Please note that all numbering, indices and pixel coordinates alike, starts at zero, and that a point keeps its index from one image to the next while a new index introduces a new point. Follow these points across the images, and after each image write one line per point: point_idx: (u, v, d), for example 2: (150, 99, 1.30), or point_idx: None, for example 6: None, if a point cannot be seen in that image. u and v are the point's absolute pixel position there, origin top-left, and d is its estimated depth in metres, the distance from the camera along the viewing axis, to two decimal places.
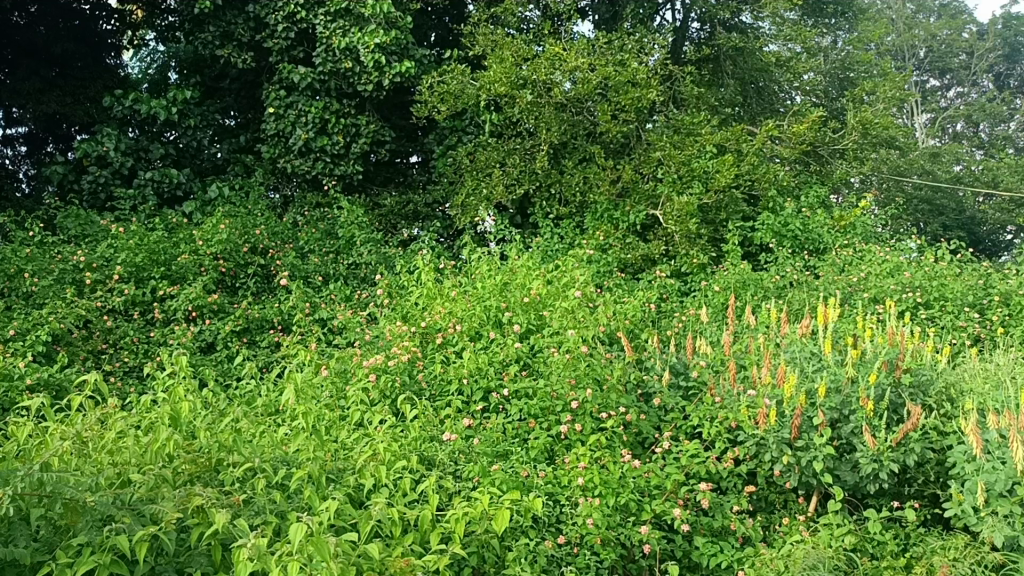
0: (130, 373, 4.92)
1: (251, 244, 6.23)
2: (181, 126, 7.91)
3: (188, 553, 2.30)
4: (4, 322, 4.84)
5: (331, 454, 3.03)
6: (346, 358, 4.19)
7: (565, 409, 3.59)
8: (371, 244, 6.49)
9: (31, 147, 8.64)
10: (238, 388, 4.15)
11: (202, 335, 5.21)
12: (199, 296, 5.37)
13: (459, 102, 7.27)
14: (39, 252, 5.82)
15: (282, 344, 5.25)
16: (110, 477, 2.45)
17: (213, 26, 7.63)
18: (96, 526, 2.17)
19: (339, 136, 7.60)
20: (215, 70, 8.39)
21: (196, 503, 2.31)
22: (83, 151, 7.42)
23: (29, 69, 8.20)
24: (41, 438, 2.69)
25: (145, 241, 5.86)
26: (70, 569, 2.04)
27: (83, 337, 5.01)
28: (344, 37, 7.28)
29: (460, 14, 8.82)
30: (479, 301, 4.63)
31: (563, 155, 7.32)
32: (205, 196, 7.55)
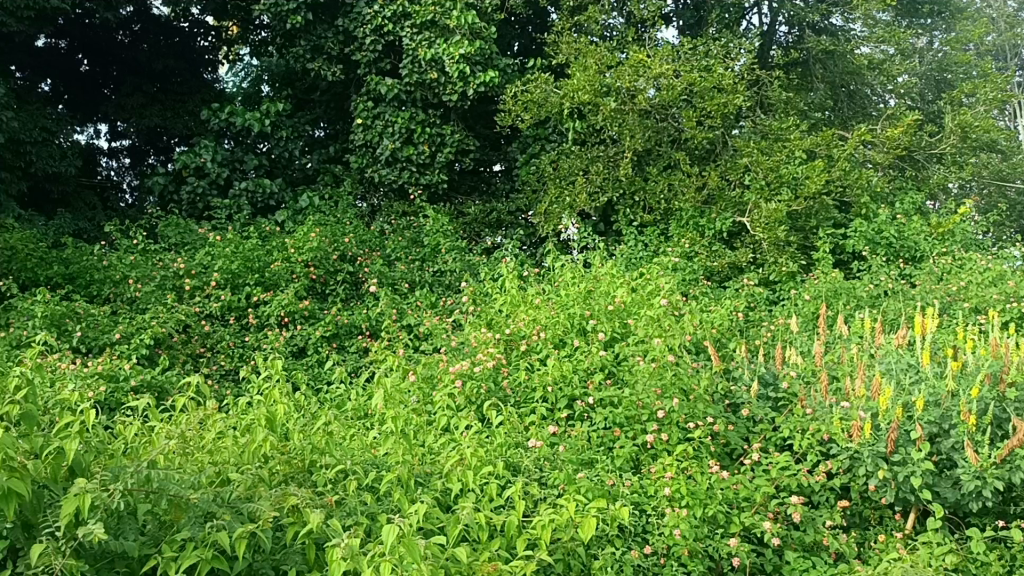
0: (227, 376, 5.08)
1: (341, 252, 6.40)
2: (273, 138, 8.17)
3: (284, 551, 2.37)
4: (110, 326, 5.08)
5: (418, 459, 3.08)
6: (433, 364, 4.26)
7: (651, 418, 3.56)
8: (456, 252, 6.58)
9: (134, 159, 9.14)
10: (328, 394, 4.25)
11: (294, 340, 5.34)
12: (291, 302, 5.51)
13: (542, 110, 7.31)
14: (142, 260, 6.11)
15: (371, 349, 5.35)
16: (211, 476, 2.55)
17: (304, 40, 7.88)
18: (199, 523, 2.27)
19: (424, 146, 7.72)
20: (306, 83, 8.62)
21: (291, 504, 2.38)
22: (182, 163, 7.76)
23: (133, 85, 8.74)
24: (148, 437, 2.81)
25: (241, 249, 6.08)
26: (174, 563, 2.13)
27: (183, 342, 5.21)
28: (430, 48, 7.41)
29: (543, 24, 8.86)
30: (563, 310, 4.65)
31: (648, 162, 7.25)
32: (296, 206, 7.77)
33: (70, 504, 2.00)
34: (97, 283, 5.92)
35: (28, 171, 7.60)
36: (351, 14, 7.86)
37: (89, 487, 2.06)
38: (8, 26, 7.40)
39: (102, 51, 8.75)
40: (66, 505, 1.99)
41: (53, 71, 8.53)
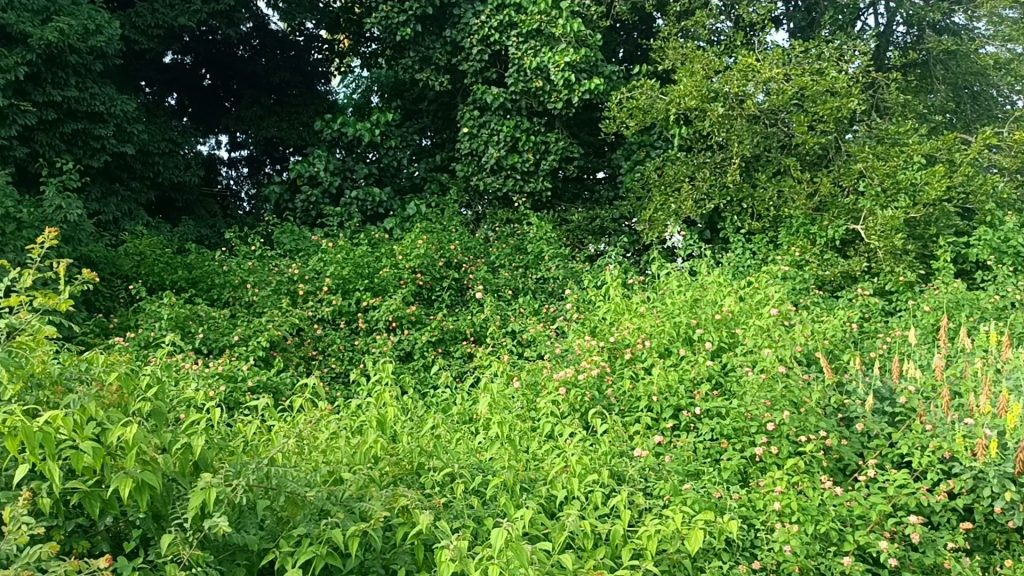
0: (337, 378, 5.23)
1: (446, 259, 6.51)
2: (382, 147, 8.40)
3: (393, 550, 2.43)
4: (230, 328, 5.33)
5: (523, 464, 3.11)
6: (537, 370, 4.31)
7: (760, 430, 3.48)
8: (559, 259, 6.58)
9: (252, 168, 9.56)
10: (434, 397, 4.34)
11: (401, 345, 5.46)
12: (399, 308, 5.63)
13: (647, 117, 7.26)
14: (260, 265, 6.39)
15: (475, 355, 5.42)
16: (325, 476, 2.65)
17: (413, 52, 8.13)
18: (313, 520, 2.35)
19: (529, 153, 7.77)
20: (414, 93, 8.80)
21: (402, 504, 2.44)
22: (297, 172, 8.08)
23: (252, 97, 9.17)
24: (267, 436, 2.94)
25: (352, 256, 6.28)
26: (292, 558, 2.21)
27: (296, 344, 5.41)
28: (535, 57, 7.46)
29: (649, 29, 8.81)
30: (669, 319, 4.59)
31: (756, 168, 7.03)
32: (404, 214, 7.95)
33: (197, 497, 2.10)
34: (218, 287, 6.23)
35: (156, 181, 8.04)
36: (459, 25, 8.02)
37: (214, 482, 2.16)
38: (140, 44, 7.88)
39: (224, 66, 9.21)
40: (193, 498, 2.09)
41: (179, 86, 9.07)
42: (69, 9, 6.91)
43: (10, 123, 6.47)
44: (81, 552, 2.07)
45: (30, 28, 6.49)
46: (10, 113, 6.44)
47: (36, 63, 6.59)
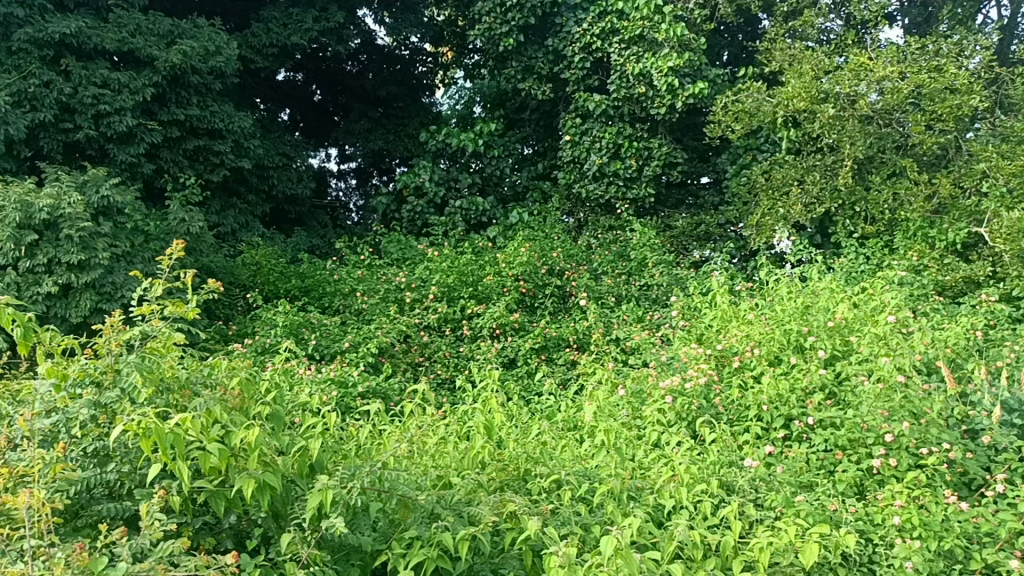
0: (443, 384, 5.32)
1: (549, 266, 6.53)
2: (485, 157, 8.51)
3: (502, 555, 2.46)
4: (341, 335, 5.50)
5: (630, 472, 3.10)
6: (642, 379, 4.28)
7: (878, 442, 3.35)
8: (663, 266, 6.51)
9: (360, 180, 9.85)
10: (539, 404, 4.37)
11: (505, 352, 5.48)
12: (502, 314, 5.68)
13: (754, 120, 7.11)
14: (369, 274, 6.58)
15: (579, 362, 5.41)
16: (434, 480, 2.71)
17: (516, 62, 8.29)
18: (425, 523, 2.41)
19: (632, 160, 7.71)
20: (517, 103, 8.87)
21: (510, 510, 2.47)
22: (403, 183, 8.28)
23: (360, 111, 9.51)
24: (379, 441, 3.04)
25: (456, 264, 6.38)
26: (404, 560, 2.26)
27: (404, 351, 5.53)
28: (638, 63, 7.42)
29: (754, 31, 8.66)
30: (779, 326, 4.48)
31: (869, 170, 6.79)
32: (507, 222, 8.02)
33: (315, 498, 2.17)
34: (329, 295, 6.45)
35: (271, 194, 8.38)
36: (561, 33, 8.08)
37: (331, 484, 2.23)
38: (255, 62, 8.25)
39: (333, 81, 9.61)
40: (311, 499, 2.16)
41: (291, 102, 9.54)
42: (191, 32, 7.29)
43: (138, 141, 6.85)
44: (207, 549, 2.17)
45: (157, 51, 6.88)
46: (138, 132, 6.83)
47: (162, 84, 6.97)
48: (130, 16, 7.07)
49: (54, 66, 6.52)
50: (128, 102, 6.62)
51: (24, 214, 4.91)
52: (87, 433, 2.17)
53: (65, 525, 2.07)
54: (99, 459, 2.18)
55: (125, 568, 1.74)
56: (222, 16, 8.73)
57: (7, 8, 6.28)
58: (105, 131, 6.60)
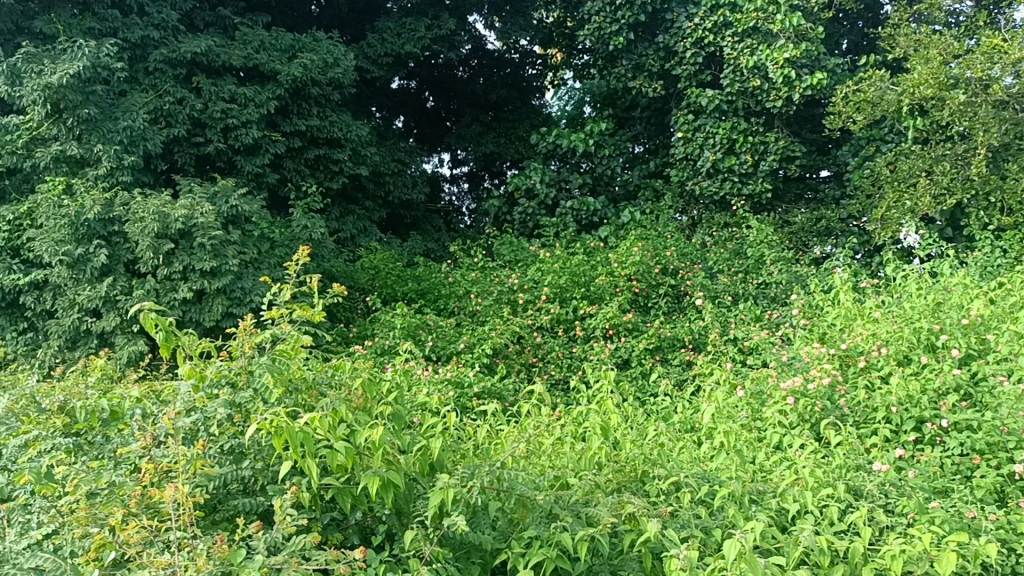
0: (557, 386, 5.34)
1: (663, 266, 6.45)
2: (596, 157, 8.49)
3: (621, 557, 2.44)
4: (456, 337, 5.59)
5: (751, 475, 3.03)
6: (762, 379, 4.18)
7: (1020, 446, 3.17)
8: (782, 263, 6.32)
9: (472, 184, 10.00)
10: (655, 405, 4.33)
11: (619, 352, 5.45)
12: (615, 315, 5.64)
13: (877, 110, 6.80)
14: (483, 277, 6.68)
15: (694, 363, 5.32)
16: (552, 480, 2.73)
17: (626, 60, 8.25)
18: (543, 522, 2.43)
19: (747, 155, 7.50)
20: (627, 101, 8.78)
21: (629, 511, 2.45)
22: (515, 186, 8.37)
23: (472, 116, 9.67)
24: (496, 441, 3.09)
25: (568, 265, 6.40)
26: (523, 559, 2.29)
27: (518, 352, 5.57)
28: (753, 55, 7.24)
29: (875, 17, 8.33)
30: (908, 324, 4.29)
31: (1005, 158, 6.39)
32: (618, 221, 7.97)
33: (436, 496, 2.22)
34: (444, 298, 6.57)
35: (387, 199, 8.61)
36: (672, 29, 7.98)
37: (452, 482, 2.27)
38: (371, 72, 8.51)
39: (446, 88, 9.85)
40: (433, 497, 2.21)
41: (405, 109, 9.87)
42: (311, 46, 7.56)
43: (263, 152, 7.17)
44: (335, 544, 2.25)
45: (279, 66, 7.18)
46: (263, 144, 7.15)
47: (285, 96, 7.27)
48: (254, 33, 7.41)
49: (186, 83, 6.90)
50: (253, 116, 6.94)
51: (162, 224, 5.20)
52: (223, 431, 2.28)
53: (204, 518, 2.18)
54: (234, 457, 2.28)
55: (262, 561, 1.82)
56: (339, 28, 9.04)
57: (144, 31, 6.72)
58: (233, 144, 6.94)
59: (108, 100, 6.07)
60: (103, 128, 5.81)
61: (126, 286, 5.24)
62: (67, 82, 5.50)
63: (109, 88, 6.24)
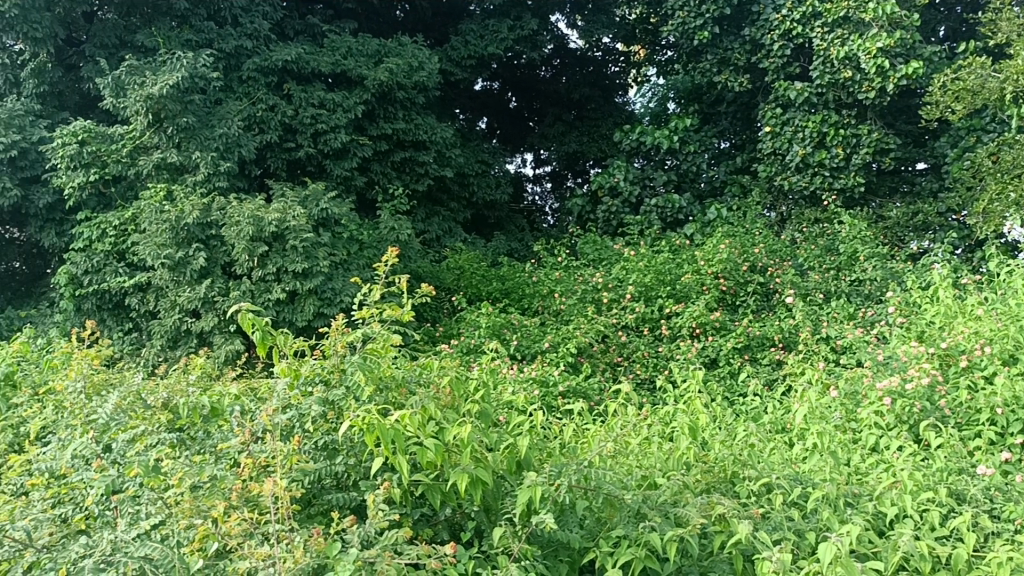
0: (643, 385, 5.29)
1: (751, 263, 6.33)
2: (681, 154, 8.39)
3: (711, 559, 2.41)
4: (540, 336, 5.61)
5: (846, 477, 2.95)
6: (856, 379, 4.07)
7: None
8: (877, 259, 6.00)
9: (555, 183, 10.02)
10: (744, 405, 4.27)
11: (706, 352, 5.37)
12: (702, 313, 5.55)
13: (977, 99, 6.44)
14: (567, 276, 6.69)
15: (785, 362, 5.19)
16: (640, 480, 2.71)
17: (711, 55, 8.15)
18: (631, 522, 2.42)
19: (838, 148, 7.29)
20: (713, 96, 8.64)
21: (718, 512, 2.41)
22: (598, 184, 8.35)
23: (555, 115, 9.70)
24: (584, 440, 3.09)
25: (654, 264, 6.35)
26: (612, 558, 2.28)
27: (602, 351, 5.55)
28: (843, 46, 7.03)
29: (974, 2, 8.01)
30: (1013, 322, 4.11)
31: None
32: (704, 219, 7.86)
33: (524, 493, 2.23)
34: (528, 297, 6.60)
35: (471, 200, 8.71)
36: (758, 21, 7.83)
37: (540, 480, 2.28)
38: (455, 74, 8.60)
39: (528, 88, 9.97)
40: (520, 495, 2.23)
41: (489, 111, 10.01)
42: (397, 50, 7.70)
43: (351, 156, 7.33)
44: (426, 539, 2.27)
45: (366, 71, 7.33)
46: (351, 148, 7.31)
47: (371, 101, 7.42)
48: (342, 40, 7.60)
49: (278, 91, 7.13)
50: (341, 120, 7.10)
51: (256, 228, 5.38)
52: (317, 427, 2.34)
53: (300, 512, 2.24)
54: (328, 452, 2.35)
55: (356, 554, 1.87)
56: (424, 32, 9.19)
57: (238, 41, 6.97)
58: (323, 148, 7.12)
59: (205, 109, 6.32)
60: (200, 136, 6.05)
61: (223, 288, 5.42)
62: (167, 92, 5.75)
63: (205, 97, 6.50)
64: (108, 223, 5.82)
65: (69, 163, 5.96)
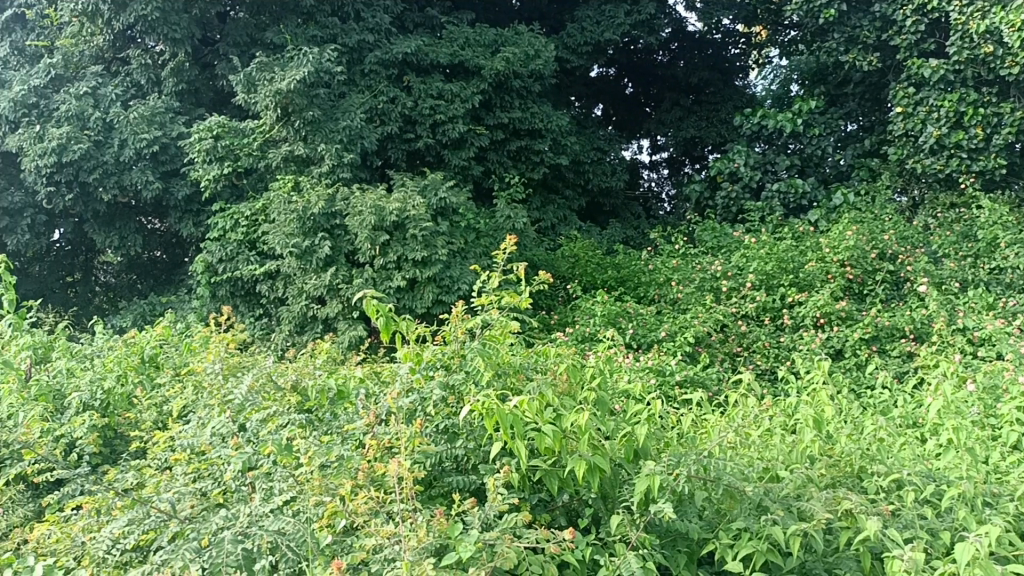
0: (763, 376, 5.17)
1: (880, 250, 6.05)
2: (805, 137, 8.12)
3: (836, 555, 2.33)
4: (657, 324, 5.56)
5: (984, 476, 2.79)
6: (996, 373, 3.85)
7: None
8: (1019, 245, 5.62)
9: (672, 169, 9.89)
10: (872, 398, 4.10)
11: (831, 342, 5.19)
12: (827, 303, 5.34)
13: None
14: (685, 263, 6.59)
15: (917, 355, 4.95)
16: (761, 472, 2.66)
17: (838, 33, 7.85)
18: (753, 514, 2.37)
19: (977, 128, 6.86)
20: (839, 77, 8.29)
21: (845, 507, 2.33)
22: (717, 170, 8.18)
23: (672, 100, 9.57)
24: (703, 430, 3.05)
25: (775, 251, 6.17)
26: (732, 550, 2.24)
27: (721, 341, 5.45)
28: (984, 19, 6.55)
29: None
30: None
31: None
32: (830, 204, 7.56)
33: (642, 482, 2.22)
34: (645, 285, 6.54)
35: (586, 188, 8.70)
36: None
37: (658, 469, 2.27)
38: (572, 62, 8.58)
39: (645, 73, 9.86)
40: (639, 483, 2.22)
41: (604, 98, 9.98)
42: (513, 39, 7.73)
43: (469, 146, 7.41)
44: (544, 524, 2.30)
45: (483, 61, 7.38)
46: (469, 137, 7.39)
47: (488, 91, 7.47)
48: (460, 31, 7.69)
49: (398, 83, 7.29)
50: (459, 111, 7.18)
51: (378, 217, 5.52)
52: (438, 411, 2.40)
53: (422, 493, 2.30)
54: (449, 436, 2.40)
55: (477, 536, 1.91)
56: (540, 20, 9.20)
57: (360, 35, 7.17)
58: (441, 138, 7.23)
59: (329, 102, 6.54)
60: (325, 129, 6.26)
61: (347, 276, 5.60)
62: (294, 87, 5.97)
63: (330, 91, 6.71)
64: (241, 214, 6.12)
65: (205, 157, 6.29)
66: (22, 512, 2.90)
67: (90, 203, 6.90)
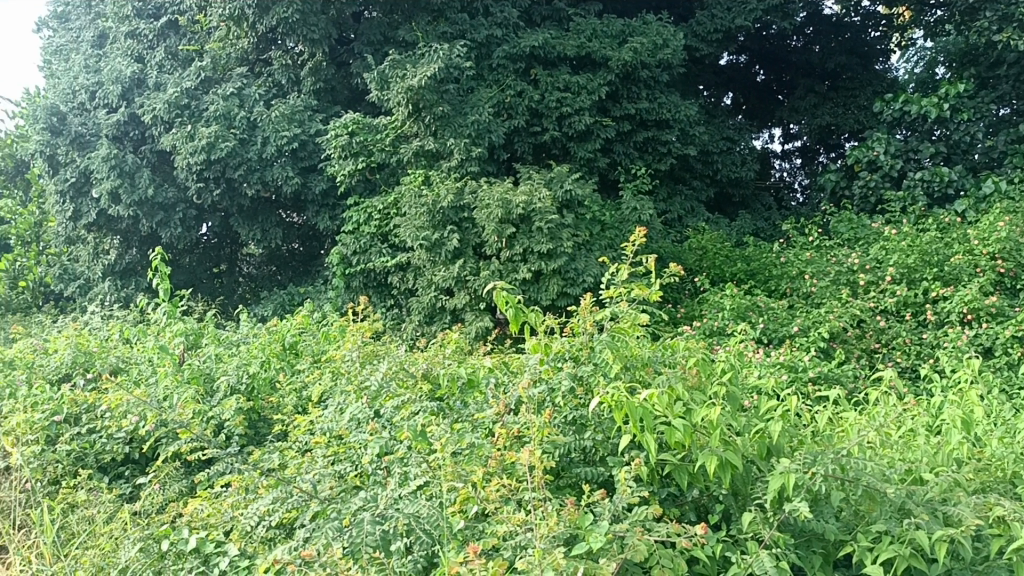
0: (904, 374, 4.93)
1: None
2: (952, 123, 7.67)
3: (985, 563, 2.21)
4: (789, 320, 5.40)
5: None
6: None
7: None
8: None
9: (805, 159, 9.58)
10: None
11: (979, 340, 4.87)
12: (975, 298, 5.02)
13: None
14: (818, 257, 6.39)
15: None
16: (902, 474, 2.55)
17: (990, 11, 7.41)
18: (894, 517, 2.27)
19: None
20: (991, 57, 7.74)
21: (997, 514, 2.19)
22: (855, 158, 7.88)
23: (806, 87, 9.21)
24: (839, 429, 2.95)
25: (917, 243, 5.89)
26: (872, 554, 2.15)
27: (858, 337, 5.23)
28: None
29: None
30: None
31: None
32: (979, 193, 7.09)
33: (776, 480, 2.18)
34: (776, 278, 6.34)
35: (715, 178, 8.50)
36: None
37: (793, 467, 2.21)
38: (701, 50, 8.41)
39: (778, 60, 9.57)
40: (772, 480, 2.18)
41: (735, 86, 9.80)
42: (641, 29, 7.65)
43: (594, 138, 7.36)
44: (673, 518, 2.28)
45: (611, 52, 7.33)
46: (595, 129, 7.34)
47: (615, 82, 7.41)
48: (587, 23, 7.68)
49: (526, 76, 7.34)
50: (585, 102, 7.14)
51: (505, 210, 5.60)
52: (566, 402, 2.42)
53: (551, 483, 2.33)
54: (577, 427, 2.41)
55: (607, 527, 1.92)
56: (669, 9, 9.07)
57: (489, 31, 7.31)
58: (568, 131, 7.21)
59: (459, 97, 6.67)
60: (454, 123, 6.39)
61: (474, 268, 5.67)
62: (425, 83, 6.13)
63: (460, 86, 6.83)
64: (374, 208, 6.31)
65: (341, 152, 6.53)
66: (177, 488, 3.09)
67: (235, 197, 7.30)
